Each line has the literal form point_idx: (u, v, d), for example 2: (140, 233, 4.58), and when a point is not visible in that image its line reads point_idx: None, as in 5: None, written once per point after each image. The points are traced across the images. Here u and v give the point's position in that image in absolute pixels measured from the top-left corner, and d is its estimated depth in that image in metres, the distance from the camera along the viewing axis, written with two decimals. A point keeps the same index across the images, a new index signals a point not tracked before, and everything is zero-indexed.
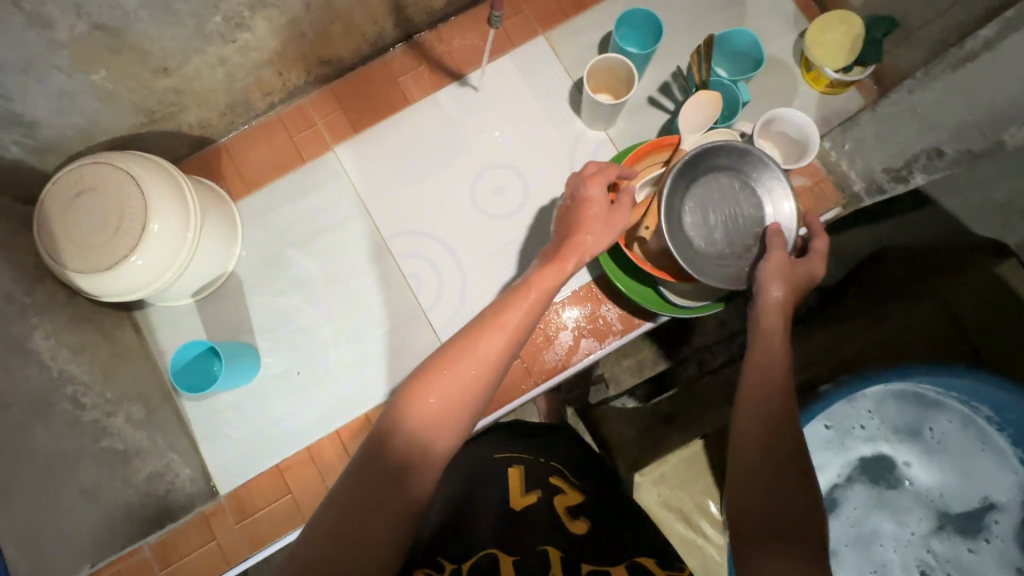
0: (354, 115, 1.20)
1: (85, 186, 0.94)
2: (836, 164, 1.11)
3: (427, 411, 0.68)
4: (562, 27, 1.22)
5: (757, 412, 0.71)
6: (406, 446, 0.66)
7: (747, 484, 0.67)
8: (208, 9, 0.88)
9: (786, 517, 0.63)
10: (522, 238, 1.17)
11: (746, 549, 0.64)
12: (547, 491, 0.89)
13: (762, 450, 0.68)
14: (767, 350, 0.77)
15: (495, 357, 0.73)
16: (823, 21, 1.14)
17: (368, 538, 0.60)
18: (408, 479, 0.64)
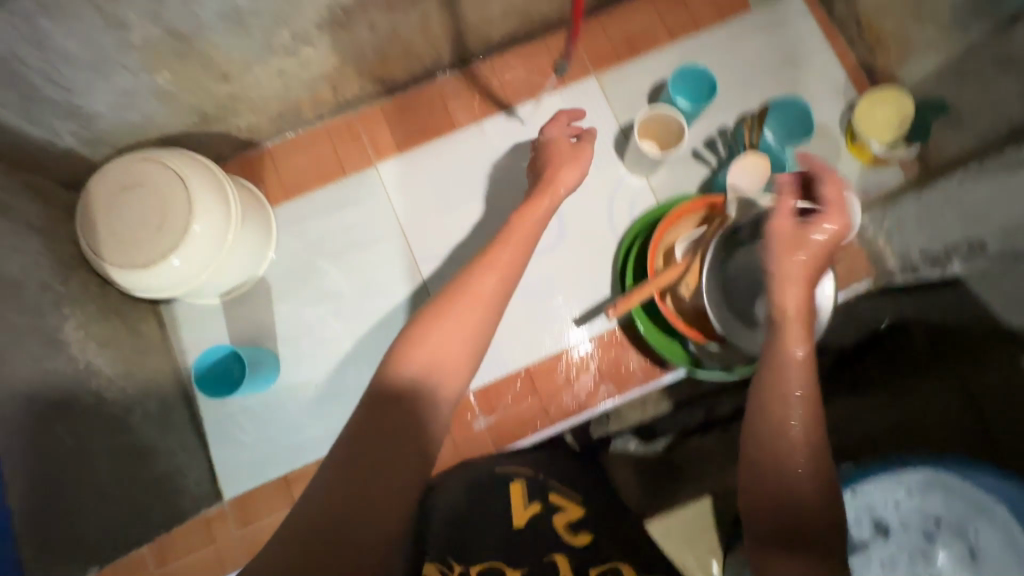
0: (399, 134, 1.21)
1: (133, 181, 0.95)
2: (873, 241, 1.16)
3: (429, 354, 0.64)
4: (615, 71, 1.23)
5: (779, 411, 0.67)
6: (408, 391, 0.61)
7: (765, 489, 0.64)
8: (278, 25, 0.88)
9: (807, 527, 0.61)
10: (552, 277, 1.18)
11: (763, 555, 0.62)
12: (547, 501, 0.83)
13: (781, 455, 0.64)
14: (788, 340, 0.71)
15: (494, 294, 0.71)
16: (875, 97, 1.16)
17: (380, 483, 0.56)
18: (417, 423, 0.60)
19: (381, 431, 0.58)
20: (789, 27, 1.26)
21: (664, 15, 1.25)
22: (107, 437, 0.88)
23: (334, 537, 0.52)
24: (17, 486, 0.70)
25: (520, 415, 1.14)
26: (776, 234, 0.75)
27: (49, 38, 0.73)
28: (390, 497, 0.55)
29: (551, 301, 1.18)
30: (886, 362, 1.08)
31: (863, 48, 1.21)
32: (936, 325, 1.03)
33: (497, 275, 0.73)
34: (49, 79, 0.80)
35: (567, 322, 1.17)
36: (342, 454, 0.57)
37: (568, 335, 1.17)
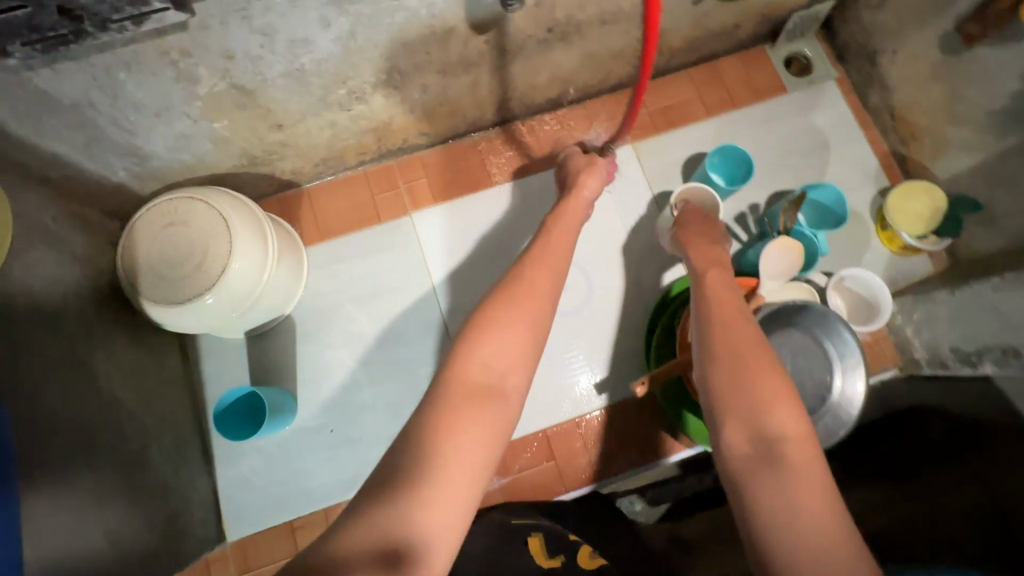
0: (436, 186, 1.23)
1: (179, 218, 0.96)
2: (901, 330, 1.15)
3: (497, 342, 0.67)
4: (651, 141, 1.26)
5: (721, 338, 0.68)
6: (484, 376, 0.64)
7: (724, 411, 0.62)
8: (336, 84, 0.92)
9: (772, 431, 0.58)
10: (575, 339, 1.18)
11: (738, 474, 0.58)
12: (572, 555, 0.81)
13: (731, 371, 0.64)
14: (720, 294, 0.77)
15: (549, 290, 0.76)
16: (907, 187, 1.17)
17: (462, 458, 0.57)
18: (493, 404, 0.62)
19: (462, 411, 0.60)
20: (823, 112, 1.29)
21: (702, 92, 1.29)
22: (124, 473, 0.88)
23: (420, 507, 0.53)
24: (37, 526, 0.69)
25: (535, 479, 1.12)
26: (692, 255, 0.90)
27: (121, 86, 0.77)
28: (471, 470, 0.57)
29: (573, 364, 1.17)
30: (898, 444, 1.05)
31: (895, 138, 1.24)
32: (952, 415, 0.98)
33: (548, 277, 0.78)
34: (113, 122, 0.83)
35: (588, 387, 1.17)
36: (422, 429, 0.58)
37: (588, 400, 1.16)
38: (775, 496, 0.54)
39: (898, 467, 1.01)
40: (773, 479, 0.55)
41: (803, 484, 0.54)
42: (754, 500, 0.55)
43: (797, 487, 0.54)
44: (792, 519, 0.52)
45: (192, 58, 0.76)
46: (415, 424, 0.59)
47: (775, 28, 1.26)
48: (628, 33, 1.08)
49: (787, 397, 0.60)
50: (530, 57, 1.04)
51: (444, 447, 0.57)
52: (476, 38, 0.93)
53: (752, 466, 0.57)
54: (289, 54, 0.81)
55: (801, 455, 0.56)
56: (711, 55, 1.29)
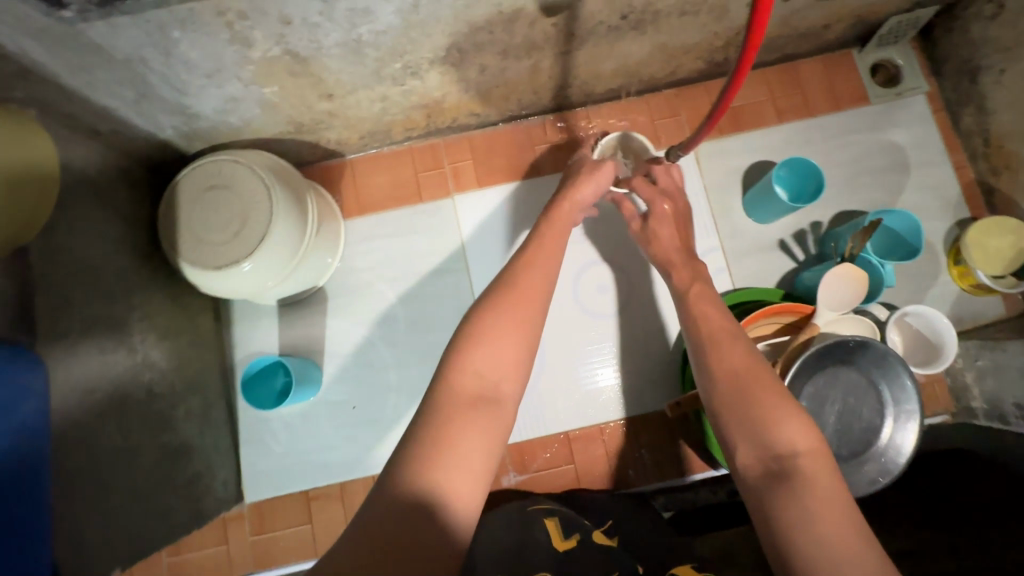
0: (481, 169, 1.19)
1: (220, 181, 0.94)
2: (960, 374, 1.07)
3: (488, 354, 0.63)
4: (714, 143, 1.18)
5: (720, 361, 0.70)
6: (475, 388, 0.61)
7: (733, 431, 0.63)
8: (392, 57, 0.87)
9: (785, 448, 0.59)
10: (611, 343, 1.14)
11: (752, 494, 0.58)
12: (587, 535, 0.79)
13: (736, 392, 0.65)
14: (708, 318, 0.77)
15: (540, 297, 0.71)
16: (991, 221, 1.05)
17: (456, 479, 0.54)
18: (487, 416, 0.59)
19: (453, 426, 0.57)
20: (906, 129, 1.18)
21: (776, 95, 1.20)
22: (153, 432, 0.89)
23: (420, 528, 0.50)
24: (66, 483, 0.71)
25: (552, 480, 1.11)
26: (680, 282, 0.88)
27: (175, 45, 0.74)
28: (470, 487, 0.55)
29: (603, 368, 1.14)
30: (937, 483, 0.98)
31: (985, 166, 1.13)
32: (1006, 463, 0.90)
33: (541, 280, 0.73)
34: (163, 80, 0.81)
35: (618, 394, 1.13)
36: (415, 445, 0.55)
37: (616, 406, 1.13)
38: (790, 508, 0.54)
39: (931, 503, 0.95)
40: (788, 491, 0.56)
41: (818, 490, 0.55)
42: (771, 515, 0.55)
43: (812, 497, 0.54)
44: (806, 525, 0.53)
45: (248, 21, 0.72)
46: (411, 440, 0.56)
47: (869, 30, 1.15)
48: (706, 26, 0.99)
49: (792, 409, 0.62)
50: (597, 44, 0.97)
51: (437, 466, 0.54)
52: (544, 21, 0.86)
53: (767, 483, 0.58)
54: (348, 23, 0.77)
55: (814, 468, 0.57)
56: (791, 56, 1.19)
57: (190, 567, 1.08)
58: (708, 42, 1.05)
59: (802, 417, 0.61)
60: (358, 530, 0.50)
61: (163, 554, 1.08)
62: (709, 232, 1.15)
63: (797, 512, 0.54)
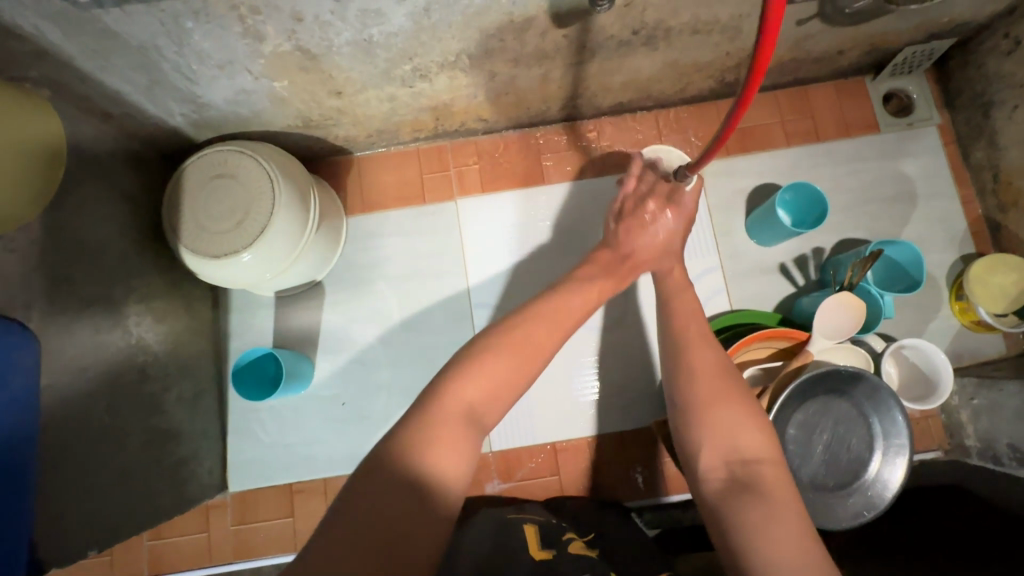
0: (485, 174, 1.19)
1: (225, 170, 0.95)
2: (955, 411, 1.06)
3: (479, 384, 0.63)
4: (720, 161, 1.18)
5: (690, 369, 0.70)
6: (464, 412, 0.61)
7: (696, 438, 0.66)
8: (402, 59, 0.88)
9: (744, 456, 0.62)
10: (591, 355, 1.14)
11: (719, 501, 0.60)
12: (564, 549, 0.76)
13: (703, 400, 0.67)
14: (683, 327, 0.77)
15: (545, 341, 0.70)
16: (996, 259, 1.04)
17: (430, 505, 0.54)
18: (468, 445, 0.59)
19: (433, 448, 0.57)
20: (915, 159, 1.17)
21: (786, 118, 1.19)
22: (143, 415, 0.90)
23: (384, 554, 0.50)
24: (50, 460, 0.72)
25: (535, 490, 1.10)
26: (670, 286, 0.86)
27: (188, 35, 0.75)
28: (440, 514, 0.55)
29: (587, 383, 1.13)
30: (926, 520, 0.96)
31: (993, 202, 1.12)
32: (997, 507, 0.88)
33: (550, 330, 0.72)
34: (175, 69, 0.82)
35: (593, 407, 1.13)
36: (391, 460, 0.55)
37: (587, 423, 1.12)
38: (745, 515, 0.57)
39: (917, 539, 0.93)
40: (746, 499, 0.58)
41: (776, 500, 0.58)
42: (731, 525, 0.58)
43: (768, 504, 0.57)
44: (763, 526, 0.56)
45: (261, 16, 0.73)
46: (397, 446, 0.57)
47: (883, 59, 1.15)
48: (718, 45, 0.99)
49: (757, 422, 0.65)
50: (608, 57, 0.97)
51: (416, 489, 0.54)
52: (556, 32, 0.87)
53: (726, 491, 0.60)
54: (359, 24, 0.78)
55: (768, 474, 0.60)
56: (803, 80, 1.19)
57: (171, 552, 1.09)
58: (720, 62, 1.05)
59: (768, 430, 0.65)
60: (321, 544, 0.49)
61: (145, 538, 1.09)
62: (710, 252, 1.15)
63: (756, 516, 0.57)
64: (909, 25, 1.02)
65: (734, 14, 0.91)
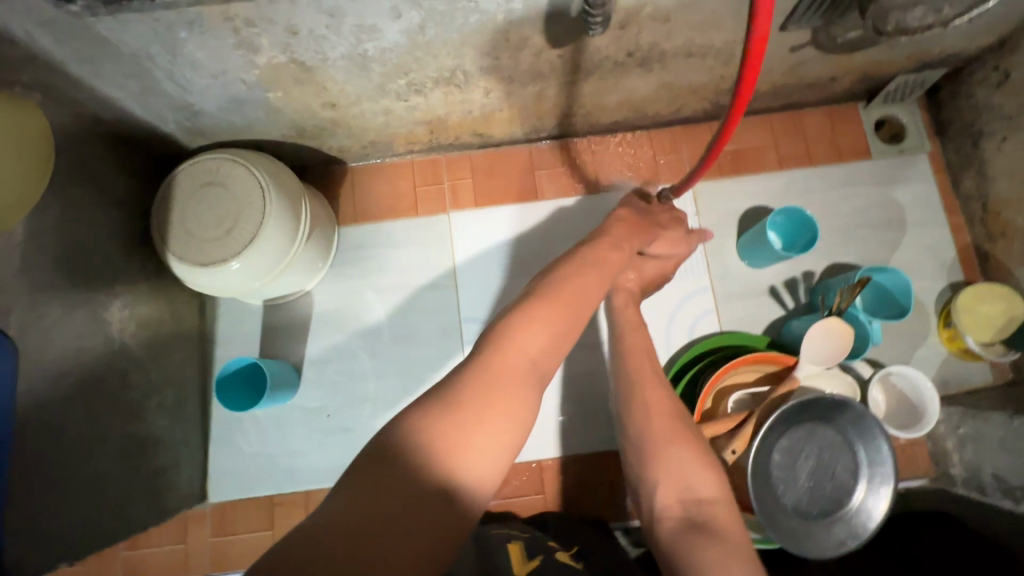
0: (480, 188, 1.19)
1: (217, 178, 0.94)
2: (942, 440, 1.06)
3: (535, 338, 0.64)
4: (713, 182, 1.19)
5: (643, 406, 0.76)
6: (523, 366, 0.62)
7: (653, 478, 0.70)
8: (396, 73, 0.88)
9: (698, 497, 0.66)
10: (566, 369, 1.14)
11: (671, 539, 0.63)
12: (550, 558, 0.78)
13: (656, 443, 0.72)
14: (635, 366, 0.82)
15: (589, 299, 0.72)
16: (983, 288, 1.04)
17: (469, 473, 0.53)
18: (523, 399, 0.59)
19: (485, 410, 0.56)
20: (906, 186, 1.18)
21: (779, 142, 1.20)
22: (121, 424, 0.88)
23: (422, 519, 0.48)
24: (23, 469, 0.70)
25: (518, 508, 1.09)
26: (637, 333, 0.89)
27: (181, 45, 0.75)
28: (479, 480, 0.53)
29: (564, 399, 1.13)
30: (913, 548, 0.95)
31: (982, 232, 1.13)
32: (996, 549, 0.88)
33: (595, 283, 0.74)
34: (169, 77, 0.82)
35: (557, 426, 1.12)
36: (425, 426, 0.53)
37: (552, 444, 1.11)
38: (698, 554, 0.59)
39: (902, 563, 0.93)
40: (701, 539, 0.61)
41: (725, 537, 0.61)
42: (687, 559, 0.60)
43: (722, 546, 0.60)
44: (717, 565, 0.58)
45: (255, 28, 0.73)
46: (428, 415, 0.54)
47: (875, 87, 1.16)
48: (712, 69, 1.00)
49: (707, 460, 0.69)
50: (602, 77, 0.98)
51: (456, 452, 0.53)
52: (551, 51, 0.87)
53: (680, 529, 0.63)
54: (354, 38, 0.78)
55: (718, 514, 0.64)
56: (797, 104, 1.20)
57: (146, 563, 1.07)
58: (714, 85, 1.06)
59: (717, 466, 0.69)
60: (357, 493, 0.48)
61: (120, 547, 1.08)
62: (700, 272, 1.15)
63: (709, 555, 0.59)
64: (901, 54, 1.03)
65: (728, 40, 0.92)
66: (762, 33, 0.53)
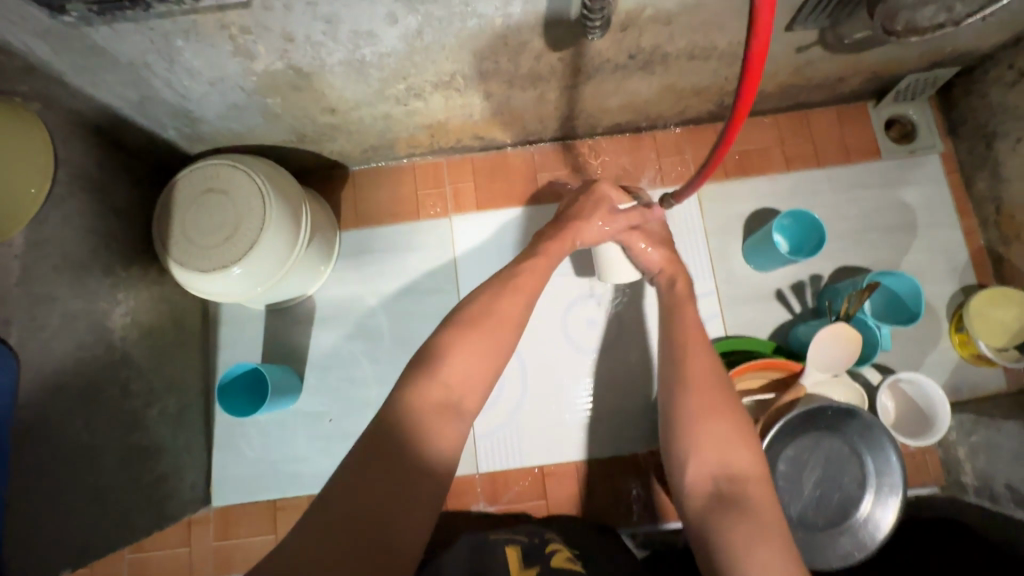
0: (481, 192, 1.18)
1: (217, 184, 0.94)
2: (953, 448, 1.03)
3: (457, 365, 0.67)
4: (718, 183, 1.17)
5: (685, 376, 0.73)
6: (443, 398, 0.64)
7: (684, 450, 0.68)
8: (395, 78, 0.87)
9: (732, 473, 0.65)
10: (586, 379, 1.13)
11: (699, 517, 0.63)
12: (546, 563, 0.77)
13: (696, 411, 0.69)
14: (683, 334, 0.79)
15: (515, 320, 0.74)
16: (995, 293, 1.02)
17: (423, 484, 0.59)
18: (447, 429, 0.63)
19: (416, 438, 0.61)
20: (917, 187, 1.16)
21: (786, 142, 1.18)
22: (122, 430, 0.88)
23: (386, 529, 0.55)
24: (23, 478, 0.71)
25: (522, 513, 1.09)
26: (681, 307, 0.85)
27: (178, 53, 0.75)
28: (426, 492, 0.59)
29: (565, 404, 1.12)
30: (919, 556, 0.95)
31: (995, 234, 1.10)
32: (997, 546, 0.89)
33: (519, 299, 0.76)
34: (167, 85, 0.82)
35: (581, 427, 1.11)
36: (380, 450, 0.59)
37: (578, 447, 1.11)
38: (729, 536, 0.60)
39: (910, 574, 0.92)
40: (728, 518, 0.61)
41: (755, 515, 0.61)
42: (713, 538, 0.61)
43: (750, 524, 0.60)
44: (743, 548, 0.58)
45: (251, 35, 0.73)
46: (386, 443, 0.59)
47: (885, 86, 1.13)
48: (716, 70, 0.98)
49: (747, 437, 0.67)
50: (603, 80, 0.96)
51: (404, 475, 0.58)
52: (551, 55, 0.86)
53: (710, 507, 0.63)
54: (351, 44, 0.77)
55: (752, 492, 0.63)
56: (805, 104, 1.17)
57: (151, 566, 1.08)
58: (719, 86, 1.04)
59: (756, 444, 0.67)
60: (315, 521, 0.54)
61: (126, 551, 1.09)
62: (706, 276, 1.13)
63: (740, 535, 0.59)
64: (911, 53, 1.01)
65: (732, 41, 0.90)
66: (759, 50, 0.53)
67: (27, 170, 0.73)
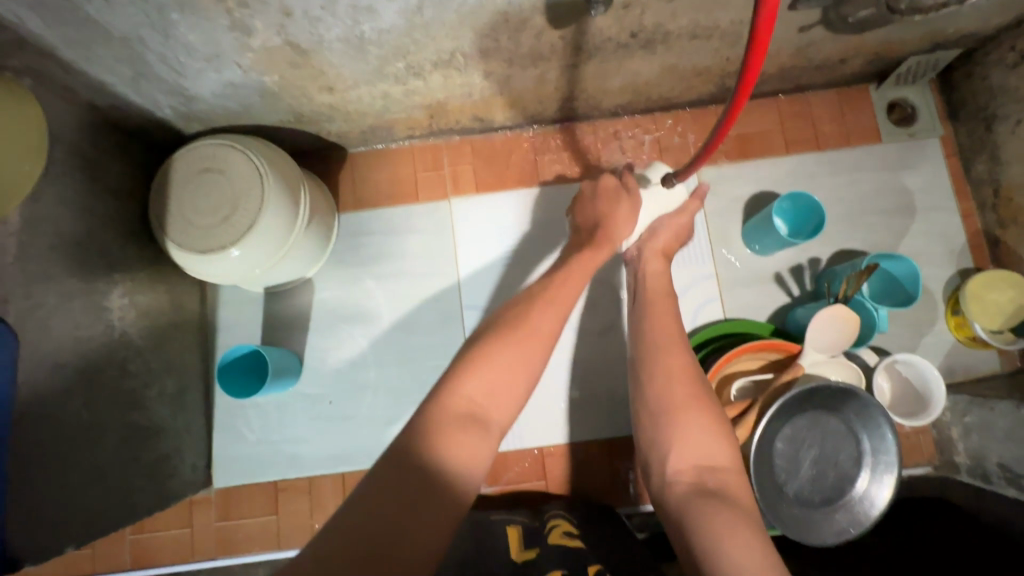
0: (481, 174, 1.17)
1: (214, 164, 0.92)
2: (947, 429, 1.05)
3: (485, 386, 0.65)
4: (719, 166, 1.16)
5: (662, 371, 0.75)
6: (467, 411, 0.63)
7: (664, 446, 0.70)
8: (394, 56, 0.86)
9: (711, 465, 0.67)
10: (570, 358, 1.13)
11: (678, 504, 0.64)
12: (547, 542, 0.77)
13: (672, 405, 0.72)
14: (654, 330, 0.82)
15: (550, 333, 0.73)
16: (993, 276, 1.02)
17: (442, 496, 0.56)
18: (472, 441, 0.61)
19: (431, 450, 0.58)
20: (916, 170, 1.16)
21: (787, 125, 1.17)
22: (122, 411, 0.88)
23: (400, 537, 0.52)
24: (23, 456, 0.71)
25: (520, 494, 1.10)
26: (649, 306, 0.87)
27: (173, 27, 0.74)
28: (445, 493, 0.56)
29: (564, 386, 1.12)
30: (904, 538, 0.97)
31: (992, 217, 1.11)
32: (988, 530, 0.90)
33: (552, 317, 0.75)
34: (161, 60, 0.81)
35: (561, 409, 1.12)
36: (392, 468, 0.56)
37: (561, 430, 1.11)
38: (704, 519, 0.60)
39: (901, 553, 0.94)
40: (710, 504, 0.62)
41: (733, 504, 0.62)
42: (690, 524, 0.61)
43: (732, 510, 0.61)
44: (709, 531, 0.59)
45: (248, 9, 0.71)
46: (402, 450, 0.58)
47: (886, 68, 1.13)
48: (717, 50, 0.98)
49: (717, 428, 0.70)
50: (605, 60, 0.95)
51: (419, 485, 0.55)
52: (553, 32, 0.85)
53: (691, 494, 0.64)
54: (349, 20, 0.76)
55: (731, 483, 0.66)
56: (806, 86, 1.17)
57: (153, 546, 1.09)
58: (721, 67, 1.03)
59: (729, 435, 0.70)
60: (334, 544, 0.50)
61: (127, 532, 1.09)
62: (705, 259, 1.14)
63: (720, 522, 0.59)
64: (914, 34, 1.00)
65: (735, 20, 0.89)
66: (763, 35, 0.52)
67: (18, 147, 0.72)
